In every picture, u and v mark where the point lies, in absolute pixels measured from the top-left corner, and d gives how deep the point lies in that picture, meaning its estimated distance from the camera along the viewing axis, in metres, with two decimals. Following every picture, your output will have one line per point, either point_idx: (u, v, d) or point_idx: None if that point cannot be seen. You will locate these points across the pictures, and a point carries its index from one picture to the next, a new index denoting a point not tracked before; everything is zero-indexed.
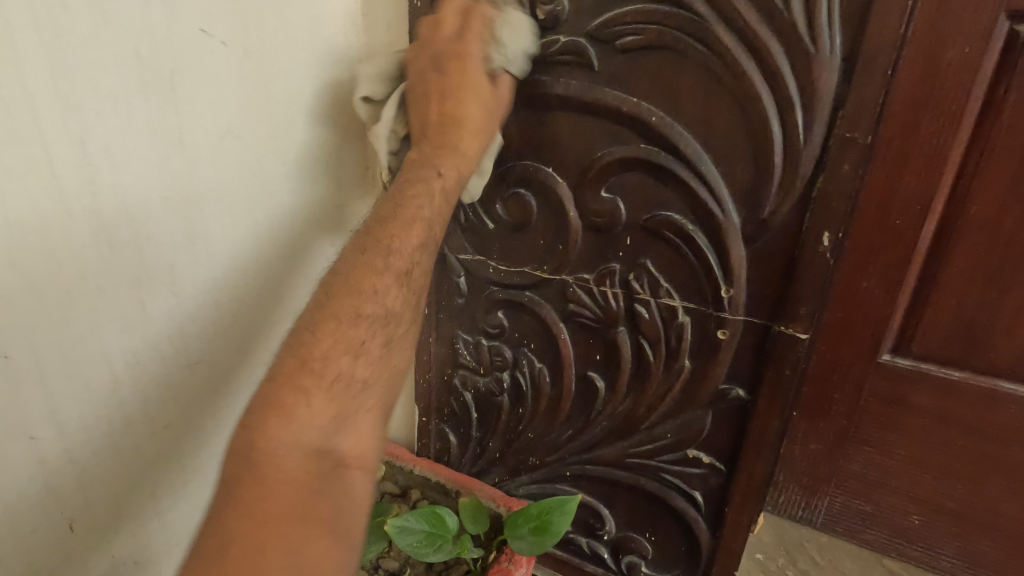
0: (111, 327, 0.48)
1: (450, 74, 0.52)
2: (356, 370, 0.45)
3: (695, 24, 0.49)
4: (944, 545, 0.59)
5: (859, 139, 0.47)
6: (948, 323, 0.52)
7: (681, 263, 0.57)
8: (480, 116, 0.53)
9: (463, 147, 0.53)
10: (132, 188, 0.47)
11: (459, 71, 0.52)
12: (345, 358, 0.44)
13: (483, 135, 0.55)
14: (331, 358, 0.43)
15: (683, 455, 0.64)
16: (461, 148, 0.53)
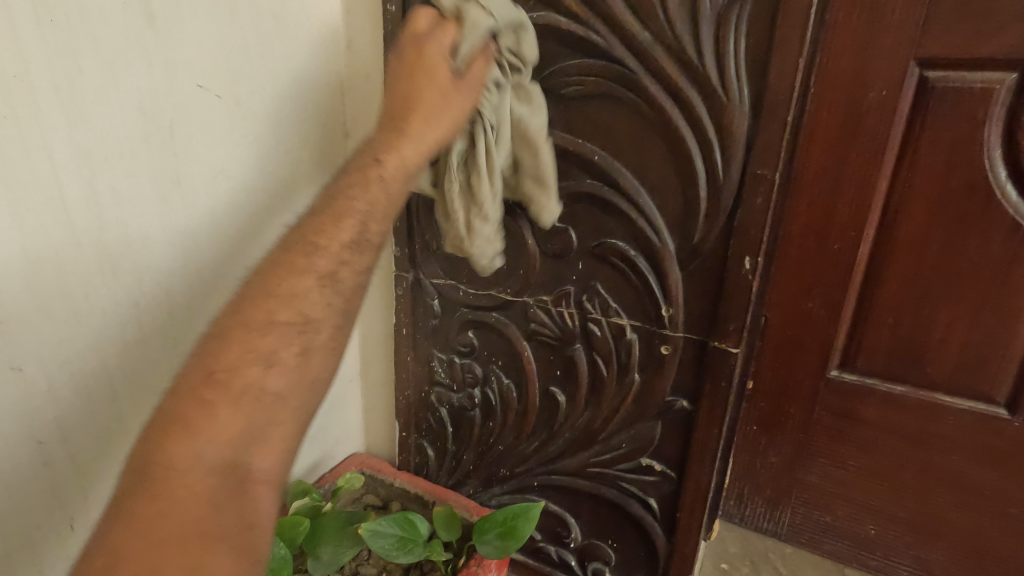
0: (112, 345, 0.55)
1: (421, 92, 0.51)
2: (272, 382, 0.43)
3: (626, 75, 0.56)
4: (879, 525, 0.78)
5: (767, 174, 0.53)
6: (889, 331, 0.69)
7: (627, 285, 0.63)
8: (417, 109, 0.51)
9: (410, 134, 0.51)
10: (135, 223, 0.54)
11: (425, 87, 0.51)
12: (262, 369, 0.43)
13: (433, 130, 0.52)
14: (242, 367, 0.42)
15: (637, 463, 0.69)
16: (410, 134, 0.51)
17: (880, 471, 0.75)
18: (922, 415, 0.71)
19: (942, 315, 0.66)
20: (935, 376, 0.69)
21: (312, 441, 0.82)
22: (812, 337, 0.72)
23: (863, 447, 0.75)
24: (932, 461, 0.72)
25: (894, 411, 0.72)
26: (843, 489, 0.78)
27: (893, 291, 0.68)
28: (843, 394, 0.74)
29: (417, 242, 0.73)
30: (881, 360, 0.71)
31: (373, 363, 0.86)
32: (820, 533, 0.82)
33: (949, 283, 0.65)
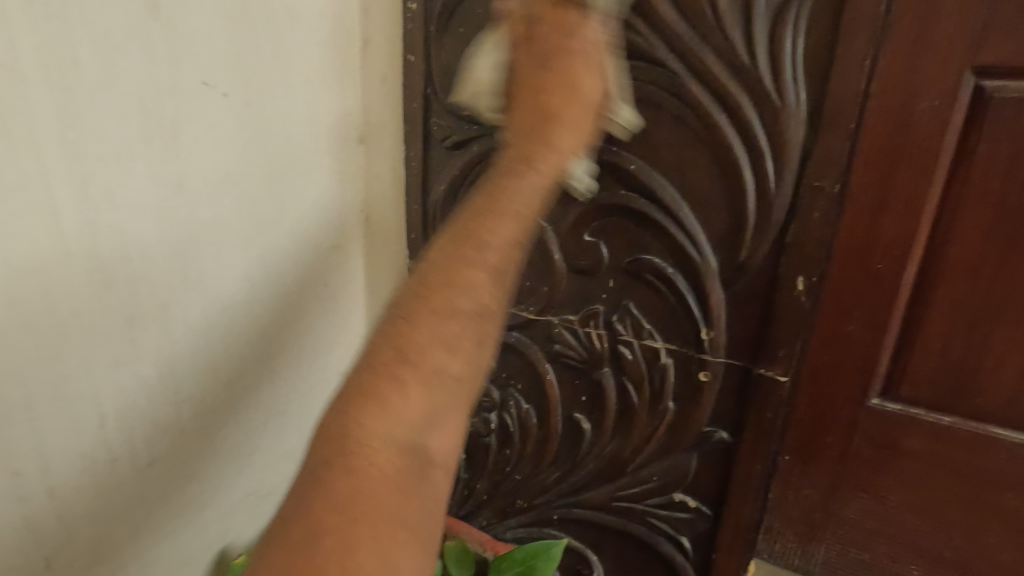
0: (102, 364, 0.49)
1: (541, 100, 0.44)
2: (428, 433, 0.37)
3: (669, 77, 0.51)
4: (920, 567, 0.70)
5: (827, 187, 0.48)
6: (936, 360, 0.63)
7: (663, 305, 0.58)
8: (573, 142, 0.44)
9: (560, 142, 0.44)
10: (132, 231, 0.49)
11: (565, 91, 0.44)
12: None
13: (586, 119, 0.45)
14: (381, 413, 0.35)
15: (669, 499, 0.63)
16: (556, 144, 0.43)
17: (925, 508, 0.68)
18: (973, 447, 0.64)
19: (996, 340, 0.60)
20: (988, 407, 0.63)
21: None
22: (853, 363, 0.66)
23: (907, 479, 0.68)
24: (985, 496, 0.65)
25: (941, 443, 0.65)
26: (884, 525, 0.70)
27: (943, 313, 0.62)
28: (884, 423, 0.67)
29: None
30: (928, 389, 0.65)
31: None
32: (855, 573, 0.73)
33: (1005, 303, 0.59)
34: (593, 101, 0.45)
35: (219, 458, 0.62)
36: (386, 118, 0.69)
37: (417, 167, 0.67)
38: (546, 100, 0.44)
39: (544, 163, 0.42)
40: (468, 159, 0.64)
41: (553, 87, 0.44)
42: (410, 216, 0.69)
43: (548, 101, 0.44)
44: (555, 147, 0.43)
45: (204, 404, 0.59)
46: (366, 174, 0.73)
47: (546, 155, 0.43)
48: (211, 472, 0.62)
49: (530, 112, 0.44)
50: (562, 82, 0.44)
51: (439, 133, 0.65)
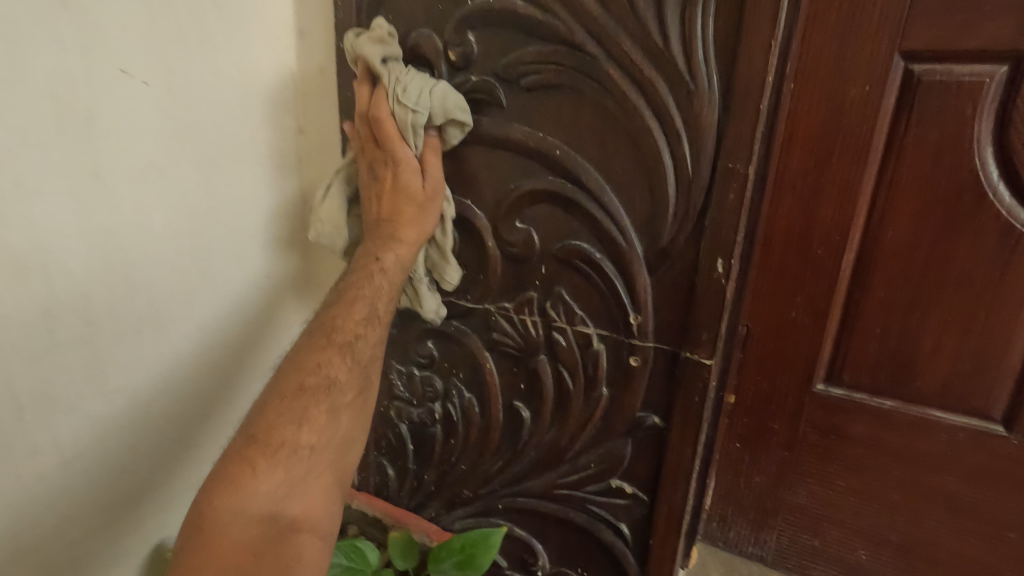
0: (16, 357, 0.49)
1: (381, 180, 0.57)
2: (303, 436, 0.51)
3: (588, 62, 0.52)
4: (867, 548, 0.70)
5: (740, 168, 0.48)
6: (877, 346, 0.63)
7: (594, 291, 0.58)
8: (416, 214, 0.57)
9: (402, 237, 0.57)
10: (45, 220, 0.49)
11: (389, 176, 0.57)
12: (295, 428, 0.51)
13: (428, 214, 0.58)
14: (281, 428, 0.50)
15: (607, 485, 0.63)
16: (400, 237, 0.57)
17: (870, 492, 0.68)
18: (912, 431, 0.64)
19: (932, 325, 0.60)
20: (928, 390, 0.63)
21: None
22: (796, 349, 0.67)
23: (851, 465, 0.68)
24: (927, 480, 0.65)
25: (882, 427, 0.66)
26: (831, 510, 0.71)
27: (880, 300, 0.62)
28: (829, 409, 0.67)
29: None
30: (869, 375, 0.65)
31: None
32: (806, 557, 0.74)
33: (942, 288, 0.59)
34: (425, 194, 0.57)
35: (153, 452, 0.62)
36: (323, 108, 0.69)
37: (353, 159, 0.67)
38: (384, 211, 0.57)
39: (381, 298, 0.57)
40: None
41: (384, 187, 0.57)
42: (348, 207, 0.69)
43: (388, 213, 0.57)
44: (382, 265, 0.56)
45: (135, 396, 0.59)
46: (306, 165, 0.73)
47: (378, 283, 0.56)
48: (144, 468, 0.62)
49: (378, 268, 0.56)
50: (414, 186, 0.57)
51: None
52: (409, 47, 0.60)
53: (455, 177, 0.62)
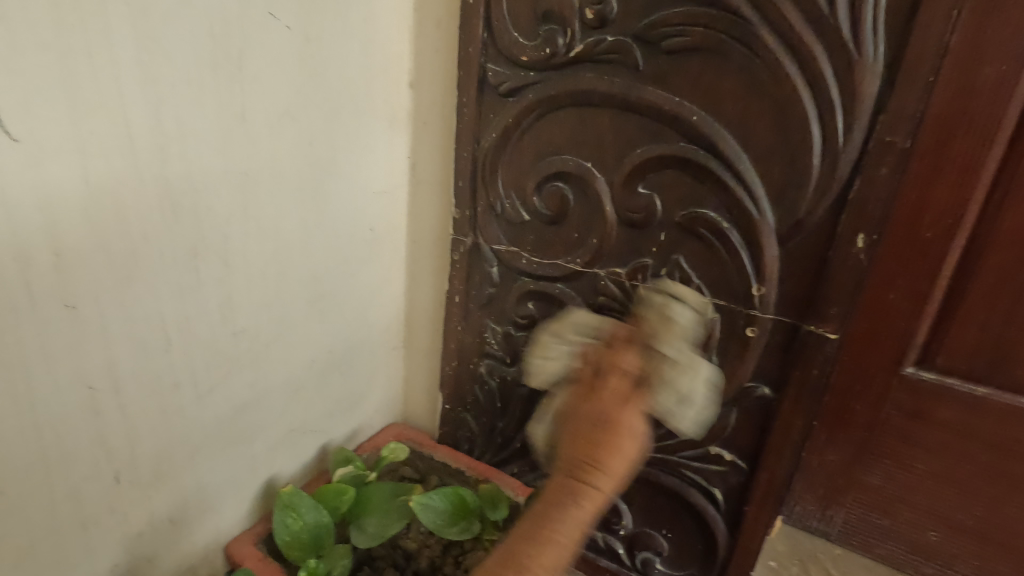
0: (167, 291, 0.50)
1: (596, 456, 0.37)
2: None
3: (741, 27, 0.51)
4: (923, 532, 0.73)
5: (898, 143, 0.48)
6: (977, 336, 0.64)
7: (714, 260, 0.58)
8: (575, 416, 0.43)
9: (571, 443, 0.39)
10: (198, 159, 0.50)
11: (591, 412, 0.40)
12: None
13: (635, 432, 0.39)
14: None
15: (704, 452, 0.64)
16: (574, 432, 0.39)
17: (945, 474, 0.70)
18: (1007, 418, 0.65)
19: None
20: (1022, 379, 0.64)
21: (351, 407, 0.78)
22: None
23: (934, 448, 0.69)
24: (1013, 470, 0.66)
25: (973, 412, 0.66)
26: (907, 493, 0.72)
27: (987, 283, 0.62)
28: (918, 392, 0.68)
29: (481, 201, 0.70)
30: (965, 359, 0.66)
31: (418, 332, 0.83)
32: (872, 537, 0.76)
33: (1012, 278, 0.61)
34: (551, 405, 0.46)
35: (272, 393, 0.64)
36: (438, 63, 0.68)
37: (469, 115, 0.67)
38: (593, 457, 0.37)
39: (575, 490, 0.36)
40: (525, 106, 0.63)
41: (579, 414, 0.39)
42: (458, 163, 0.69)
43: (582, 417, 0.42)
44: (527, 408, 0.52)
45: (257, 338, 0.60)
46: (416, 121, 0.73)
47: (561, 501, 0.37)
48: (263, 407, 0.64)
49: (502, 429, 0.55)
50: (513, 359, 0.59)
51: (494, 79, 0.64)
52: (543, 4, 0.59)
53: (577, 139, 0.62)
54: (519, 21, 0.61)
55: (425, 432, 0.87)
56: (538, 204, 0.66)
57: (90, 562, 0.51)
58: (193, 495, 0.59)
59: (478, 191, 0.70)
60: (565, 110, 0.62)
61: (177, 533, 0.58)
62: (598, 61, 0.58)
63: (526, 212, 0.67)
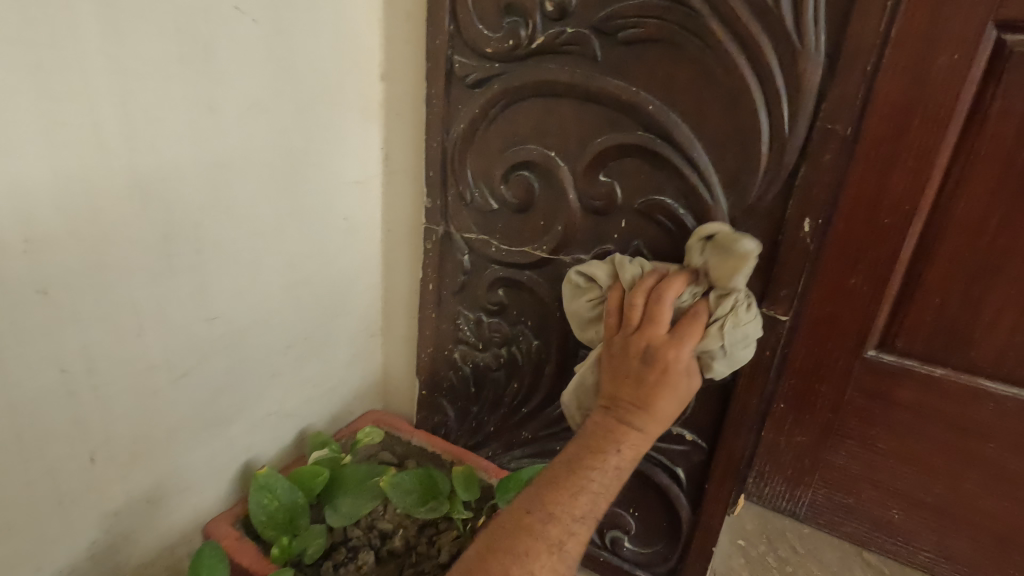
0: (140, 277, 0.52)
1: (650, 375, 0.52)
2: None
3: (692, 18, 0.52)
4: (887, 508, 0.80)
5: (840, 130, 0.49)
6: (934, 319, 0.69)
7: (673, 245, 0.60)
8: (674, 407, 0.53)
9: (655, 413, 0.52)
10: (167, 149, 0.51)
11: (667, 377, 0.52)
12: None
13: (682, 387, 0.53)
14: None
15: (667, 432, 0.67)
16: (665, 386, 0.52)
17: (905, 453, 0.76)
18: (964, 399, 0.71)
19: (994, 295, 0.65)
20: (979, 361, 0.69)
21: (330, 393, 0.80)
22: (854, 318, 0.71)
23: (894, 429, 0.76)
24: (966, 450, 0.73)
25: (931, 394, 0.72)
26: (870, 472, 0.79)
27: (943, 270, 0.67)
28: (878, 374, 0.74)
29: (452, 190, 0.71)
30: (923, 342, 0.71)
31: (396, 320, 0.85)
32: (839, 514, 0.84)
33: (967, 264, 0.65)
34: (671, 389, 0.52)
35: (249, 379, 0.66)
36: (408, 54, 0.70)
37: (438, 106, 0.68)
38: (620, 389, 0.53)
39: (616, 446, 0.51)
40: (491, 97, 0.65)
41: (642, 395, 0.52)
42: (429, 153, 0.71)
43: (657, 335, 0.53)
44: (649, 403, 0.52)
45: (232, 325, 0.62)
46: (388, 112, 0.74)
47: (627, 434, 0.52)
48: (240, 391, 0.66)
49: (643, 356, 0.53)
50: (669, 338, 0.52)
51: (461, 70, 0.66)
52: None
53: (541, 128, 0.63)
54: (484, 13, 0.62)
55: (404, 417, 0.89)
56: (506, 192, 0.68)
57: (68, 537, 0.53)
58: (171, 475, 0.61)
59: (449, 181, 0.71)
60: (529, 100, 0.63)
61: (155, 511, 0.60)
62: (559, 52, 0.60)
63: (495, 200, 0.69)
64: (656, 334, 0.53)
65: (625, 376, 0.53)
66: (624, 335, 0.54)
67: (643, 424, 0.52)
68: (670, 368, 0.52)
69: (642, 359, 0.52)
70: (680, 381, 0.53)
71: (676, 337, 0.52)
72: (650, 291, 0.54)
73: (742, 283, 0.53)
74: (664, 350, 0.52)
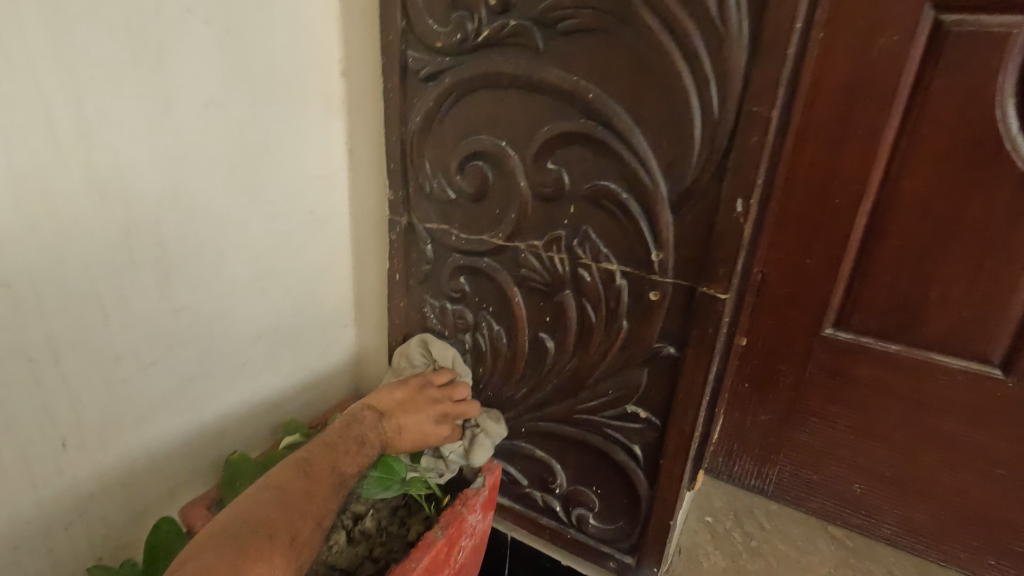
0: (101, 270, 0.55)
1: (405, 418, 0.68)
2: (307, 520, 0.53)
3: (624, 8, 0.54)
4: (852, 485, 0.81)
5: (763, 111, 0.51)
6: (888, 297, 0.70)
7: (619, 229, 0.62)
8: (422, 422, 0.68)
9: (406, 426, 0.68)
10: (123, 147, 0.54)
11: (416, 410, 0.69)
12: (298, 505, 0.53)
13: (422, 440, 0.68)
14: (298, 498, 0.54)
15: (623, 411, 0.69)
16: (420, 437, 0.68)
17: (867, 429, 0.77)
18: (919, 374, 0.72)
19: (944, 271, 0.67)
20: (932, 336, 0.70)
21: (304, 382, 0.83)
22: (808, 295, 0.74)
23: (855, 406, 0.77)
24: (924, 425, 0.74)
25: (888, 370, 0.73)
26: (833, 448, 0.80)
27: (893, 248, 0.68)
28: (837, 352, 0.75)
29: (412, 182, 0.74)
30: (878, 319, 0.72)
31: (369, 310, 0.87)
32: (805, 491, 0.85)
33: (916, 240, 0.67)
34: (415, 431, 0.68)
35: (219, 367, 0.69)
36: (365, 51, 0.72)
37: (394, 100, 0.70)
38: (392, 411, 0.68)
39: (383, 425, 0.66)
40: (443, 90, 0.67)
41: (407, 424, 0.68)
42: (389, 146, 0.73)
43: (405, 407, 0.69)
44: (401, 432, 0.67)
45: (199, 315, 0.65)
46: (351, 107, 0.76)
47: (366, 416, 0.66)
48: (210, 380, 0.68)
49: (432, 421, 0.69)
50: (445, 417, 0.70)
51: (414, 64, 0.68)
52: None
53: (490, 118, 0.65)
54: (432, 8, 0.64)
55: None
56: (462, 182, 0.70)
57: (43, 518, 0.56)
58: (143, 460, 0.64)
59: (409, 172, 0.73)
60: (479, 92, 0.65)
61: (129, 494, 0.64)
62: (503, 44, 0.61)
63: (452, 190, 0.71)
64: (449, 407, 0.71)
65: (414, 404, 0.69)
66: (426, 383, 0.72)
67: (385, 427, 0.67)
68: (400, 435, 0.67)
69: (438, 415, 0.70)
70: (399, 442, 0.67)
71: (457, 409, 0.72)
72: (434, 391, 0.71)
73: (493, 432, 0.76)
74: (438, 426, 0.70)
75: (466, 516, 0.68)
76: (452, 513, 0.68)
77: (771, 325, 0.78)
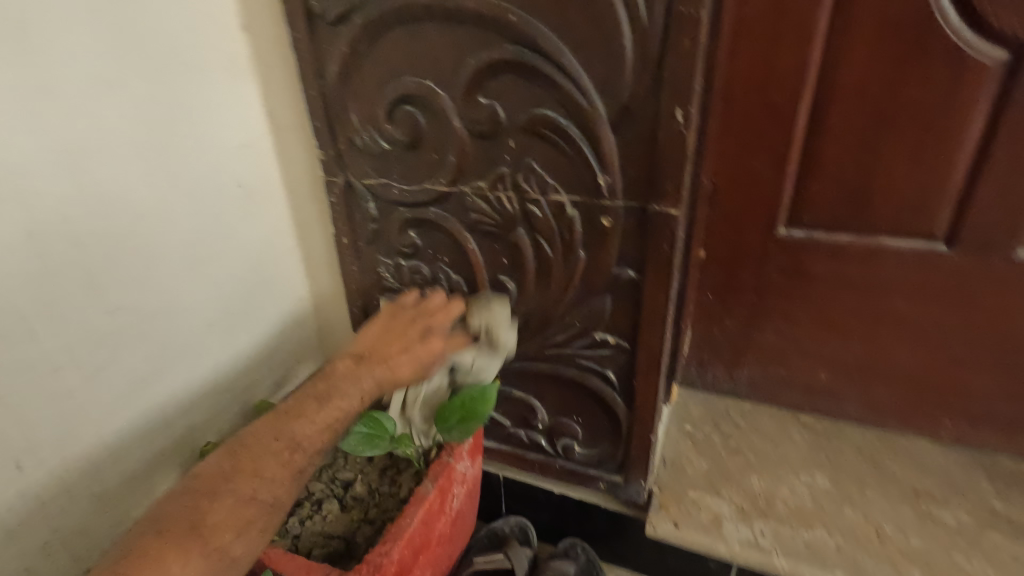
0: (13, 278, 0.50)
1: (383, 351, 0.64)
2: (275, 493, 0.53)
3: None
4: (817, 375, 0.85)
5: (693, 11, 0.49)
6: (835, 189, 0.71)
7: (562, 158, 0.60)
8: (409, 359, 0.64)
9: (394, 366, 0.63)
10: (5, 140, 0.48)
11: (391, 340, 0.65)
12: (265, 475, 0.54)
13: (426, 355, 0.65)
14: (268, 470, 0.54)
15: (591, 339, 0.69)
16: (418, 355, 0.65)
17: (826, 321, 0.80)
18: (870, 259, 0.74)
19: (885, 155, 0.67)
20: (879, 222, 0.71)
21: (267, 361, 0.80)
22: (759, 199, 0.74)
23: (813, 300, 0.79)
24: (878, 308, 0.76)
25: (840, 260, 0.75)
26: (797, 344, 0.83)
27: (836, 139, 0.68)
28: (791, 251, 0.76)
29: (341, 138, 0.69)
30: (826, 213, 0.73)
31: (322, 279, 0.84)
32: (774, 387, 0.89)
33: (857, 127, 0.67)
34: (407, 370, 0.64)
35: (172, 361, 0.66)
36: None
37: (305, 51, 0.65)
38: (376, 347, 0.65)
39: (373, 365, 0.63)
40: (355, 32, 0.61)
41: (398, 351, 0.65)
42: (309, 103, 0.68)
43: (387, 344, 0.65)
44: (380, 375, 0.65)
45: (138, 310, 0.61)
46: (260, 63, 0.70)
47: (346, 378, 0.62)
48: (165, 375, 0.66)
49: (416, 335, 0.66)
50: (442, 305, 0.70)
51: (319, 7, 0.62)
52: None
53: (412, 57, 0.61)
54: None
55: None
56: (393, 131, 0.66)
57: (13, 541, 0.54)
58: (109, 467, 0.62)
59: (336, 128, 0.69)
60: (394, 29, 0.60)
61: (102, 503, 0.62)
62: None
63: (385, 141, 0.67)
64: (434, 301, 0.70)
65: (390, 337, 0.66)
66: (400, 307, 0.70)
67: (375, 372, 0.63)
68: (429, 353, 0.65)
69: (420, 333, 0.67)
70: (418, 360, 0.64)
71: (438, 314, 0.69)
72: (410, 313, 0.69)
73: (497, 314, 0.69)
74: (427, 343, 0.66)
75: (455, 464, 0.68)
76: (439, 465, 0.68)
77: (727, 234, 0.78)
